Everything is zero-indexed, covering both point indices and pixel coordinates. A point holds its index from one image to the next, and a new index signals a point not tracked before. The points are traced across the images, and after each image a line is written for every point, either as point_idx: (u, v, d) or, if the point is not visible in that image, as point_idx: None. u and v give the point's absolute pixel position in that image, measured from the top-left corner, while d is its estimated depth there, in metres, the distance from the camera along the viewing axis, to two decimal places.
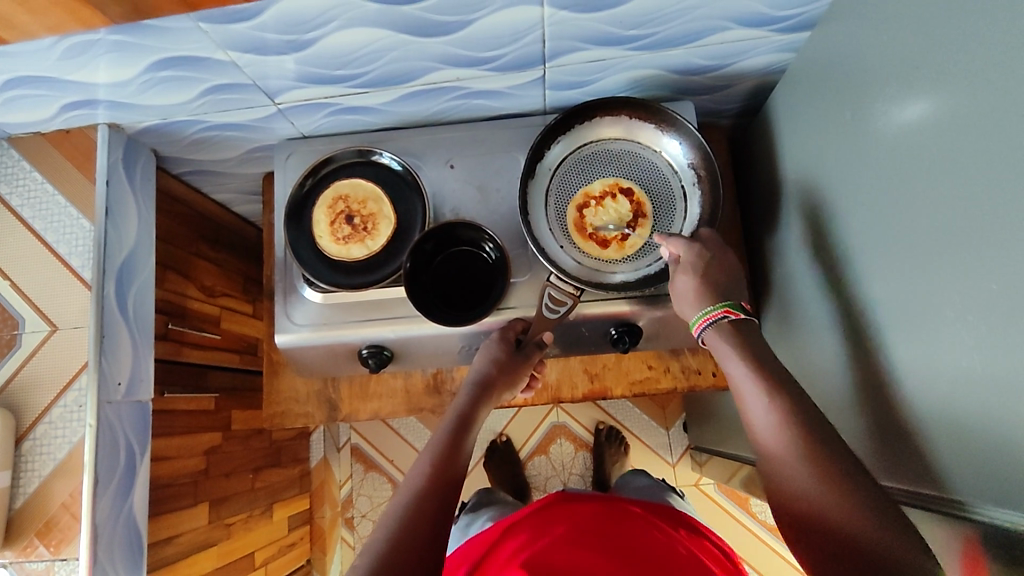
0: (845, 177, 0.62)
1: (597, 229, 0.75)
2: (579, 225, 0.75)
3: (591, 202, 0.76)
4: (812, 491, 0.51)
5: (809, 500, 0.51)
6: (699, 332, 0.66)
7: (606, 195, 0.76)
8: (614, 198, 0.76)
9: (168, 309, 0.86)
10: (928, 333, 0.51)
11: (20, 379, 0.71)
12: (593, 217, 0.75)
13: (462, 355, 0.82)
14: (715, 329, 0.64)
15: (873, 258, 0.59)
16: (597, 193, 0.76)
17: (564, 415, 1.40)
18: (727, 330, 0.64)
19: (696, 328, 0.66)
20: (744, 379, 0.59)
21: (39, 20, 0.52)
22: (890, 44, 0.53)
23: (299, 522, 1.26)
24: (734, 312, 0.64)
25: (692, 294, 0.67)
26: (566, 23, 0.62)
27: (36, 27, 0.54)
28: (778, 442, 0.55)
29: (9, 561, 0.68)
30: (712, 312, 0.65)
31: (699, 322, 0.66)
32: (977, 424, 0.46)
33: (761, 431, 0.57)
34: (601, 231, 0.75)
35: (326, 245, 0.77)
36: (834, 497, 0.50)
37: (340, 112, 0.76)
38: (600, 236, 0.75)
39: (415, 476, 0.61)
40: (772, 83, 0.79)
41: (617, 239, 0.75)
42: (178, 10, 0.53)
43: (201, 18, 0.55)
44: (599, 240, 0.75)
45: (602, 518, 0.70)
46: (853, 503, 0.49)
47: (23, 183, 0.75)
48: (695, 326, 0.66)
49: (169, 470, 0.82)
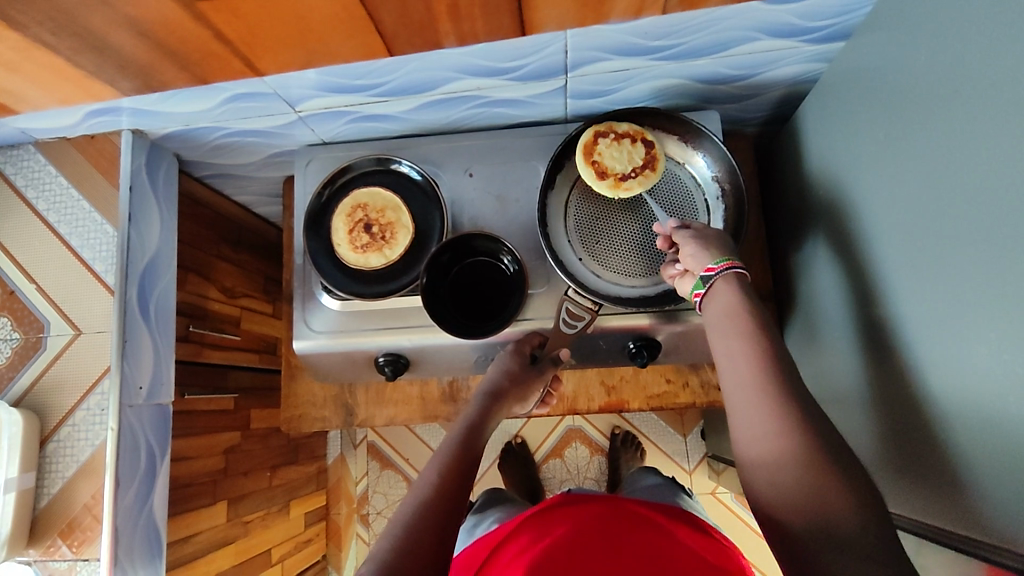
0: (876, 196, 0.60)
1: (602, 157, 0.71)
2: (588, 148, 0.71)
3: (611, 135, 0.71)
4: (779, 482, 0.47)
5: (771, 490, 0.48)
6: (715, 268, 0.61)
7: (627, 136, 0.71)
8: (633, 142, 0.71)
9: (189, 311, 0.87)
10: (960, 368, 0.48)
11: (46, 382, 0.73)
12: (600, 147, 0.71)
13: (477, 365, 0.82)
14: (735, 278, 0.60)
15: (901, 282, 0.57)
16: (621, 131, 0.71)
17: (580, 419, 1.38)
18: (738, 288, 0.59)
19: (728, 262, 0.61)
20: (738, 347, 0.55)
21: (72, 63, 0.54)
22: (926, 64, 0.51)
23: (314, 518, 1.28)
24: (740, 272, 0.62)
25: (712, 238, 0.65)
26: (589, 35, 0.60)
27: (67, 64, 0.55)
28: (762, 418, 0.50)
29: (33, 559, 0.71)
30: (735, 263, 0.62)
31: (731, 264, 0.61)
32: (1006, 468, 0.44)
33: (747, 397, 0.52)
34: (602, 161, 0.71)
35: (345, 254, 0.76)
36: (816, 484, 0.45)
37: (359, 119, 0.76)
38: (605, 167, 0.70)
39: (426, 481, 0.60)
40: (802, 92, 0.77)
41: (619, 178, 0.70)
42: (189, 73, 0.57)
43: (211, 75, 0.58)
44: (597, 168, 0.70)
45: (605, 518, 0.69)
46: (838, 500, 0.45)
47: (48, 188, 0.76)
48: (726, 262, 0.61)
49: (189, 470, 0.83)
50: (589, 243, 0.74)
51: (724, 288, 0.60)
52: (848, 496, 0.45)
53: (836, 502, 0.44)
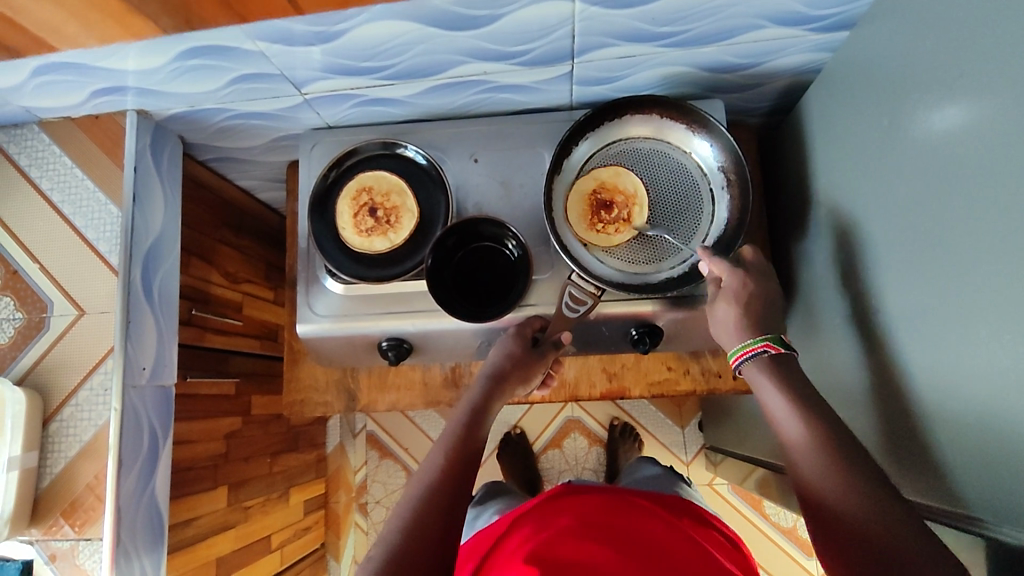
0: (877, 183, 0.61)
1: (612, 196, 0.75)
2: (616, 192, 0.75)
3: (601, 189, 0.75)
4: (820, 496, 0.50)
5: (821, 497, 0.49)
6: (734, 367, 0.63)
7: (596, 192, 0.75)
8: (594, 198, 0.75)
9: (192, 295, 0.87)
10: (959, 351, 0.49)
11: (48, 361, 0.73)
12: (612, 176, 0.75)
13: (480, 351, 0.82)
14: (753, 363, 0.61)
15: (902, 270, 0.57)
16: (594, 186, 0.75)
17: (580, 409, 1.39)
18: (765, 363, 0.60)
19: (734, 361, 0.63)
20: (766, 383, 0.58)
21: (88, 17, 0.54)
22: (930, 49, 0.51)
23: (314, 506, 1.29)
24: (774, 347, 0.60)
25: (733, 327, 0.64)
26: (596, 19, 0.61)
27: (83, 23, 0.55)
28: (801, 450, 0.52)
29: (35, 538, 0.71)
30: (751, 346, 0.61)
31: (744, 351, 0.61)
32: (1006, 450, 0.44)
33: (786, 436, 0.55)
34: (619, 196, 0.75)
35: (349, 236, 0.77)
36: (856, 503, 0.47)
37: (364, 103, 0.76)
38: (621, 216, 0.74)
39: (432, 463, 0.60)
40: (805, 82, 0.77)
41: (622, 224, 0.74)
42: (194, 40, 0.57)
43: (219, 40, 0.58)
44: (598, 222, 0.74)
45: (608, 508, 0.69)
46: (891, 507, 0.46)
47: (52, 167, 0.76)
48: (734, 358, 0.63)
49: (191, 453, 0.83)
50: (590, 234, 0.74)
51: (746, 378, 0.62)
52: (886, 515, 0.46)
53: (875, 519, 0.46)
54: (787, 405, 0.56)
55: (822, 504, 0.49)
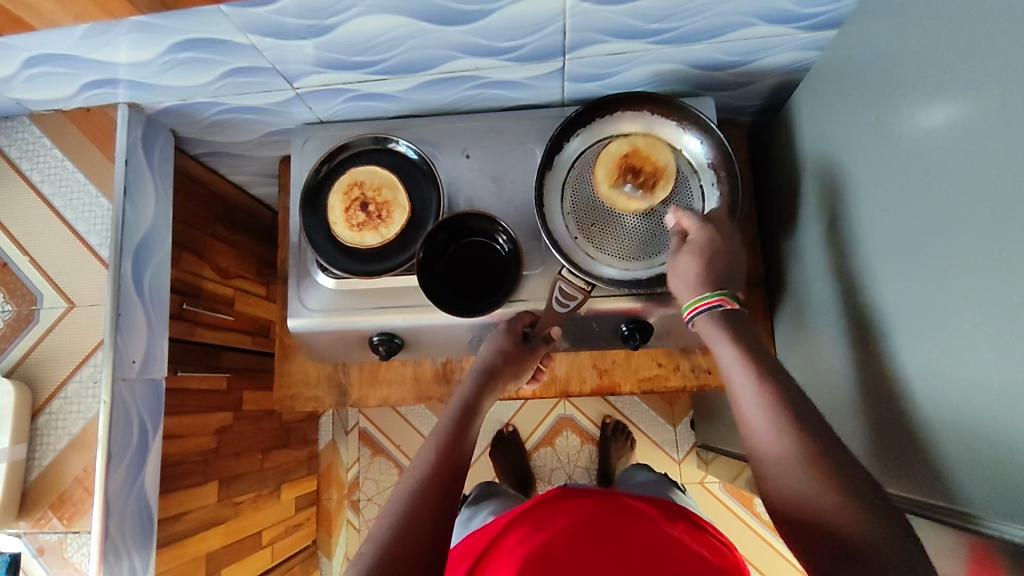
0: (865, 179, 0.61)
1: (643, 164, 0.74)
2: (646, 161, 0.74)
3: (631, 155, 0.74)
4: (789, 488, 0.49)
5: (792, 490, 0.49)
6: (688, 320, 0.63)
7: (626, 157, 0.74)
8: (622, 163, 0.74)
9: (183, 289, 0.87)
10: (945, 345, 0.50)
11: (37, 354, 0.73)
12: (648, 146, 0.75)
13: (471, 346, 0.82)
14: (708, 316, 0.61)
15: (891, 266, 0.58)
16: (626, 151, 0.74)
17: (571, 407, 1.40)
18: (721, 320, 0.60)
19: (689, 314, 0.63)
20: (733, 364, 0.57)
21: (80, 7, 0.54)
22: (916, 47, 0.52)
23: (305, 503, 1.29)
24: (729, 303, 0.61)
25: (692, 277, 0.64)
26: (587, 15, 0.61)
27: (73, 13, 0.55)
28: (770, 441, 0.51)
29: (23, 531, 0.70)
30: (708, 300, 0.62)
31: (699, 303, 0.62)
32: (991, 442, 0.45)
33: (750, 425, 0.54)
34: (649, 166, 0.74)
35: (341, 231, 0.77)
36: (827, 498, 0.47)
37: (357, 98, 0.76)
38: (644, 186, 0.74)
39: (424, 458, 0.60)
40: (795, 80, 0.78)
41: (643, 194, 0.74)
42: None
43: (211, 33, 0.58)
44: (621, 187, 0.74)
45: (605, 511, 0.70)
46: (859, 502, 0.46)
47: (43, 159, 0.76)
48: (689, 310, 0.63)
49: (181, 448, 0.83)
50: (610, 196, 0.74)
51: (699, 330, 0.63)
52: (856, 511, 0.45)
53: (847, 514, 0.45)
54: (754, 391, 0.54)
55: (791, 497, 0.49)
